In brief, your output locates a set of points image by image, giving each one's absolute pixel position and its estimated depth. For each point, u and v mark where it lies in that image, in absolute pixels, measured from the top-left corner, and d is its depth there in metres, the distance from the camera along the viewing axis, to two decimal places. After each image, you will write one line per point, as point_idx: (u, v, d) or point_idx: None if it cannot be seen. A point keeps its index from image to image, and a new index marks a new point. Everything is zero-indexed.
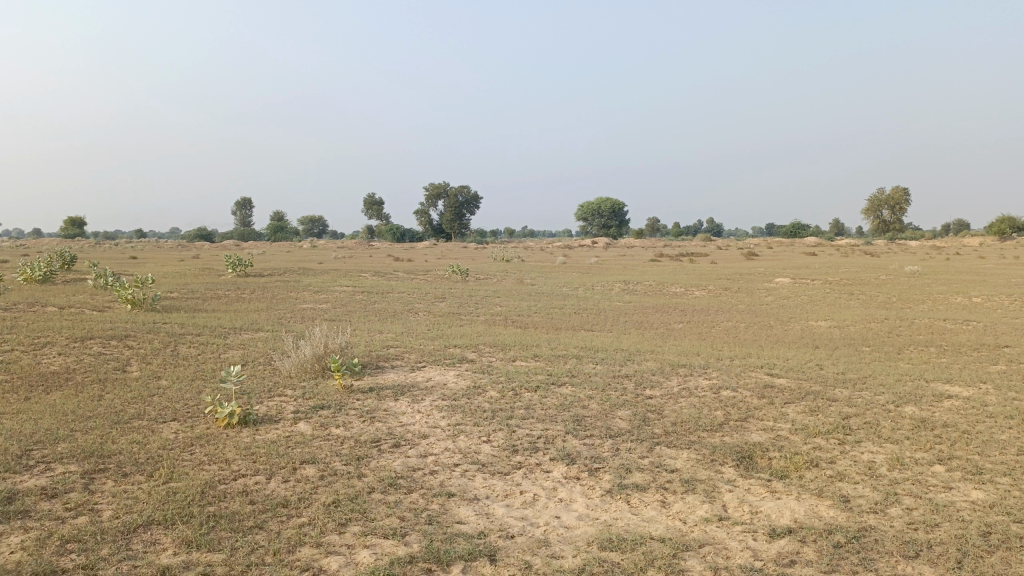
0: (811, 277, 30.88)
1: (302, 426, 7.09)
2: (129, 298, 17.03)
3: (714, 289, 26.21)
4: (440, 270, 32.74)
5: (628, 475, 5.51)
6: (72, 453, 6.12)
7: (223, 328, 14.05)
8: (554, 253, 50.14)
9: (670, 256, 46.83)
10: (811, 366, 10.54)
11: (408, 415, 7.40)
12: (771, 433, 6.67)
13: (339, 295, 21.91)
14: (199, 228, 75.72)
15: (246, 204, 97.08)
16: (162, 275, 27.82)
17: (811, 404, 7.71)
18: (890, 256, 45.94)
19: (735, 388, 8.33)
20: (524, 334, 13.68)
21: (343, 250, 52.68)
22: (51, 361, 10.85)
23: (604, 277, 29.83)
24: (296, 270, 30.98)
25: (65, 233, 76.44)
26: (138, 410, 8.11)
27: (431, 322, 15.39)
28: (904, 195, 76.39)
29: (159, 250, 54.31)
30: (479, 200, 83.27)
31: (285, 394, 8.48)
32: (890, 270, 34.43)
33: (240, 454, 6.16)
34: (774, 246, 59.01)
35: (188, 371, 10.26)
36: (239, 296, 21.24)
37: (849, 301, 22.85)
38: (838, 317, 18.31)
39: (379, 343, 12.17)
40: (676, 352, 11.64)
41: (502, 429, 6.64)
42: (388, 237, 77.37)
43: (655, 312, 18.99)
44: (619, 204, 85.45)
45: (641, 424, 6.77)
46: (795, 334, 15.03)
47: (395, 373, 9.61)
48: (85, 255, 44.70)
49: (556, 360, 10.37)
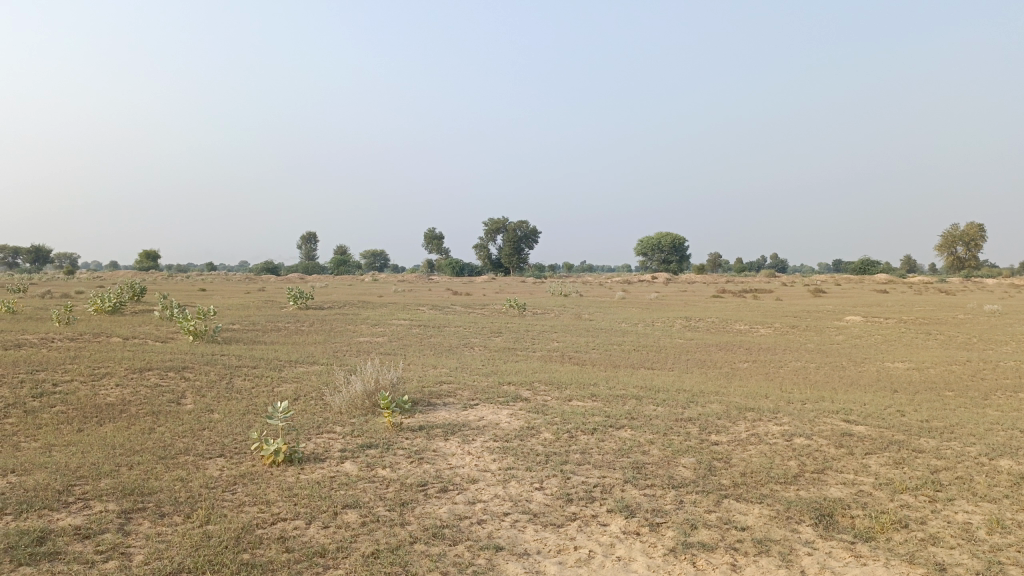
0: (884, 316, 29.58)
1: (348, 467, 6.81)
2: (191, 329, 17.23)
3: (781, 326, 25.25)
4: (498, 304, 32.59)
5: (694, 532, 5.03)
6: (113, 490, 5.96)
7: (279, 361, 14.00)
8: (614, 288, 49.64)
9: (733, 292, 45.79)
10: (891, 412, 9.81)
11: (458, 457, 7.06)
12: (851, 488, 6.08)
13: (396, 329, 21.82)
14: (265, 262, 77.67)
15: (311, 238, 99.32)
16: (226, 307, 28.35)
17: (894, 455, 7.08)
18: (966, 294, 43.85)
19: (809, 435, 7.74)
20: (582, 371, 13.24)
21: (403, 284, 53.09)
22: (109, 393, 10.91)
23: (665, 313, 29.18)
24: (356, 303, 31.28)
25: (139, 266, 79.30)
26: (186, 444, 7.98)
27: (486, 357, 15.06)
28: (980, 231, 73.29)
29: (227, 282, 55.80)
30: (539, 236, 83.29)
31: (334, 432, 8.24)
32: (969, 309, 32.80)
33: (281, 495, 5.90)
34: (841, 283, 57.26)
35: (241, 405, 10.16)
36: (298, 329, 21.37)
37: (926, 341, 21.70)
38: (916, 359, 17.30)
39: (432, 378, 11.89)
40: (742, 394, 11.02)
41: (557, 475, 6.23)
42: (449, 271, 77.94)
43: (719, 351, 18.31)
44: (680, 239, 84.27)
45: (706, 474, 6.26)
46: (870, 376, 14.19)
47: (447, 411, 9.29)
48: (156, 286, 46.17)
49: (616, 401, 9.90)
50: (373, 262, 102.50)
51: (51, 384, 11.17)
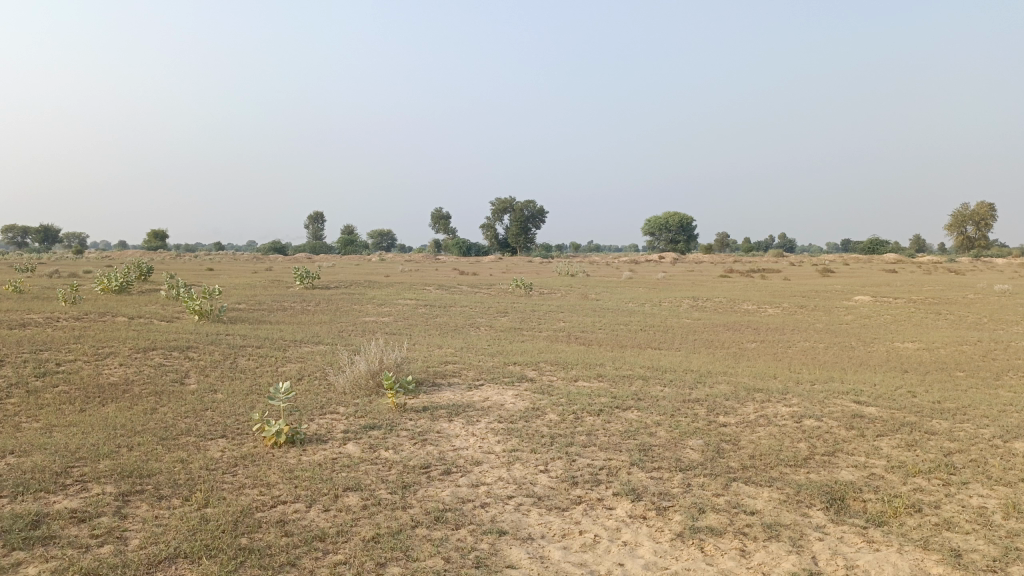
0: (893, 295, 29.35)
1: (350, 448, 6.71)
2: (197, 308, 17.16)
3: (789, 306, 25.06)
4: (504, 283, 32.48)
5: (702, 517, 4.92)
6: (112, 471, 5.89)
7: (283, 341, 13.93)
8: (620, 267, 49.49)
9: (740, 271, 45.55)
10: (903, 393, 9.66)
11: (462, 438, 6.95)
12: (863, 471, 5.95)
13: (402, 309, 21.73)
14: (272, 242, 77.74)
15: (318, 218, 99.33)
16: (232, 287, 28.34)
17: (906, 437, 6.95)
18: (977, 274, 43.45)
19: (819, 417, 7.60)
20: (588, 351, 13.13)
21: (410, 263, 53.10)
22: (112, 373, 10.84)
23: (672, 293, 29.03)
24: (362, 282, 31.25)
25: (147, 245, 79.42)
26: (188, 425, 7.90)
27: (492, 337, 14.94)
28: (990, 210, 72.64)
29: (234, 261, 55.87)
30: (546, 215, 83.02)
31: (337, 412, 8.15)
32: (979, 288, 32.50)
33: (281, 477, 5.81)
34: (849, 262, 56.95)
35: (244, 385, 10.09)
36: (303, 308, 21.31)
37: (935, 321, 21.50)
38: (926, 339, 17.11)
39: (437, 359, 11.78)
40: (751, 375, 10.88)
41: (562, 457, 6.12)
42: (454, 251, 77.74)
43: (727, 331, 18.18)
44: (687, 218, 83.83)
45: (715, 457, 6.14)
46: (879, 357, 14.04)
47: (452, 391, 9.19)
48: (162, 266, 46.24)
49: (622, 381, 9.78)
50: (380, 241, 102.48)
51: (55, 363, 11.12)
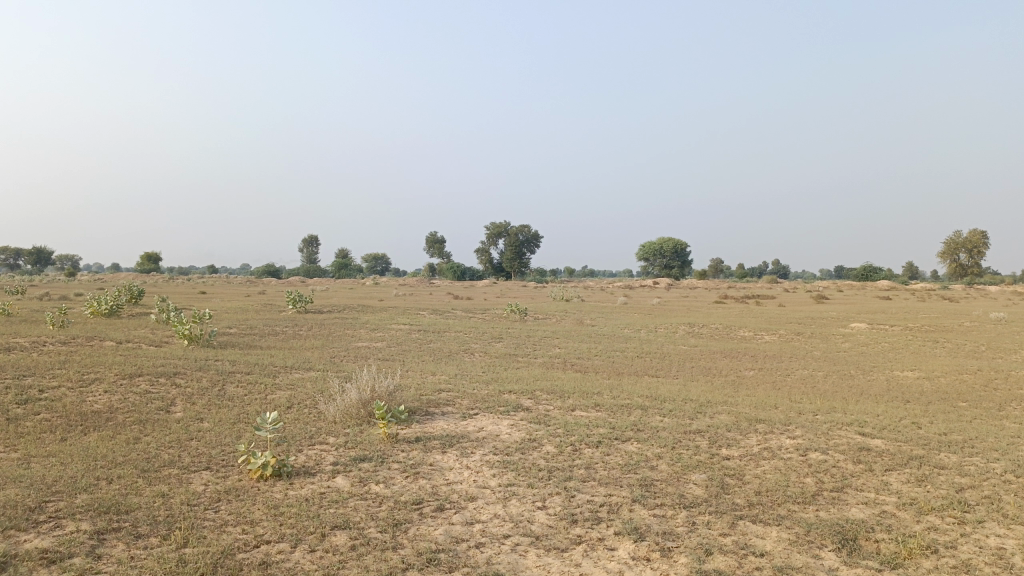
0: (889, 323, 29.21)
1: (339, 481, 6.44)
2: (186, 333, 16.86)
3: (786, 333, 24.87)
4: (498, 308, 32.28)
5: (709, 559, 4.67)
6: (89, 506, 5.62)
7: (274, 367, 13.64)
8: (615, 293, 49.38)
9: (736, 297, 45.39)
10: (908, 425, 9.43)
11: (456, 472, 6.69)
12: (873, 509, 5.71)
13: (396, 334, 21.46)
14: (266, 265, 77.48)
15: (313, 241, 99.16)
16: (224, 310, 28.03)
17: (916, 471, 6.71)
18: (971, 301, 43.44)
19: (824, 450, 7.37)
20: (585, 379, 12.88)
21: (405, 288, 52.82)
22: (96, 400, 10.54)
23: (668, 319, 28.82)
24: (356, 306, 30.97)
25: (140, 268, 79.05)
26: (171, 456, 7.62)
27: (486, 364, 14.69)
28: (982, 238, 72.91)
29: (227, 285, 55.52)
30: (540, 240, 83.03)
31: (326, 443, 7.88)
32: (975, 316, 32.41)
33: (266, 514, 5.54)
34: (843, 289, 56.99)
35: (232, 413, 9.81)
36: (296, 333, 21.01)
37: (934, 349, 21.32)
38: (926, 367, 16.90)
39: (430, 386, 11.52)
40: (751, 405, 10.64)
41: (561, 493, 5.87)
42: (448, 275, 77.68)
43: (724, 358, 17.96)
44: (681, 244, 83.94)
45: (719, 493, 5.90)
46: (879, 386, 13.82)
47: (446, 421, 8.93)
48: (153, 289, 45.92)
49: (621, 411, 9.52)
50: (374, 265, 102.26)
51: (37, 390, 10.82)
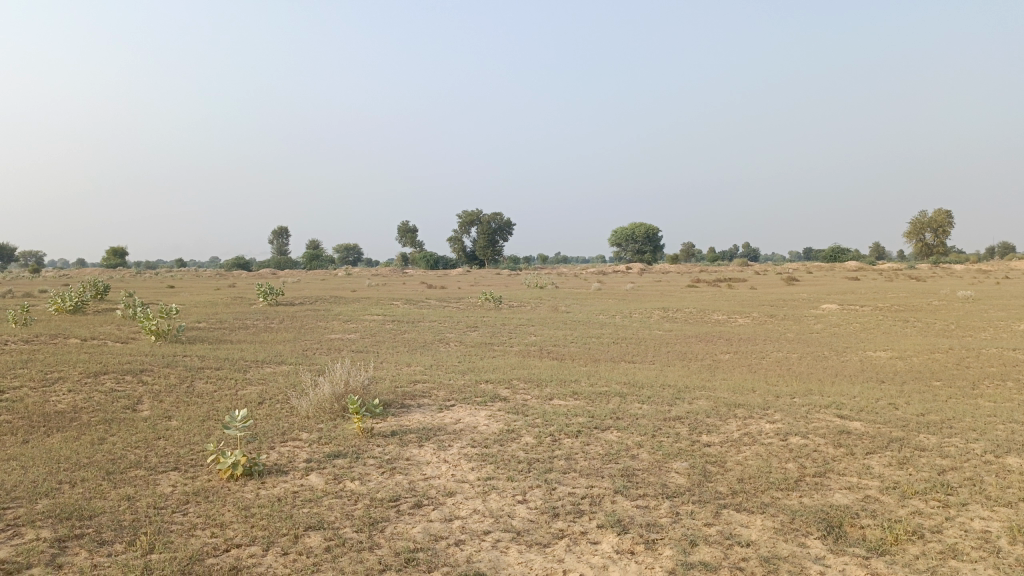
0: (860, 303, 29.55)
1: (313, 479, 6.26)
2: (153, 328, 16.47)
3: (759, 316, 25.01)
4: (473, 297, 32.09)
5: (694, 550, 4.57)
6: (49, 513, 5.37)
7: (244, 361, 13.35)
8: (589, 279, 49.41)
9: (708, 281, 45.62)
10: (885, 406, 9.45)
11: (433, 466, 6.54)
12: (857, 494, 5.65)
13: (369, 325, 21.20)
14: (236, 257, 76.48)
15: (283, 233, 98.03)
16: (194, 304, 27.54)
17: (897, 454, 6.69)
18: (938, 280, 44.14)
19: (805, 434, 7.33)
20: (562, 367, 12.78)
21: (378, 277, 52.49)
22: (60, 399, 10.22)
23: (642, 304, 28.87)
24: (328, 298, 30.61)
25: (106, 263, 77.64)
26: (138, 457, 7.36)
27: (462, 353, 14.52)
28: (947, 218, 74.11)
29: (196, 279, 54.79)
30: (513, 227, 82.88)
31: (300, 440, 7.68)
32: (943, 295, 32.91)
33: (236, 516, 5.34)
34: (813, 271, 57.53)
35: (201, 410, 9.56)
36: (267, 326, 20.64)
37: (905, 329, 21.55)
38: (898, 347, 17.05)
39: (405, 378, 11.33)
40: (729, 389, 10.60)
41: (541, 485, 5.74)
42: (421, 265, 77.31)
43: (700, 342, 17.98)
44: (653, 229, 84.27)
45: (702, 481, 5.81)
46: (854, 367, 13.90)
47: (422, 413, 8.76)
48: (120, 283, 45.05)
49: (599, 399, 9.41)
50: (346, 255, 101.44)
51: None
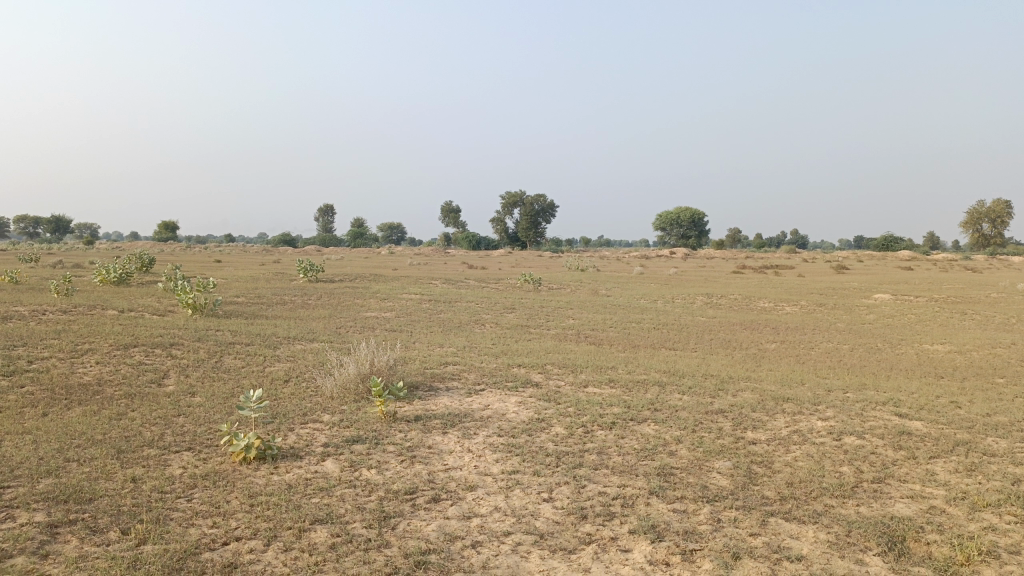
0: (914, 293, 28.32)
1: (328, 466, 5.91)
2: (189, 302, 16.38)
3: (807, 304, 24.09)
4: (512, 278, 31.66)
5: (737, 565, 4.07)
6: (48, 494, 5.10)
7: (276, 338, 13.13)
8: (631, 263, 48.60)
9: (754, 267, 44.46)
10: (946, 404, 8.76)
11: (456, 456, 6.13)
12: (921, 504, 5.07)
13: (405, 304, 20.93)
14: (282, 234, 77.25)
15: (328, 211, 98.62)
16: (235, 279, 27.64)
17: (964, 459, 6.06)
18: (996, 272, 42.31)
19: (860, 434, 6.73)
20: (600, 352, 12.27)
21: (420, 257, 52.39)
22: (87, 371, 10.10)
23: (685, 289, 28.11)
24: (368, 275, 30.57)
25: (157, 237, 79.14)
26: (153, 435, 7.12)
27: (497, 335, 14.13)
28: (1006, 207, 71.18)
29: (242, 253, 55.48)
30: (556, 209, 82.14)
31: (320, 422, 7.35)
32: (1001, 287, 31.41)
33: (241, 505, 5.00)
34: (864, 259, 55.76)
35: (225, 386, 9.33)
36: (304, 303, 20.49)
37: (963, 321, 20.49)
38: (957, 341, 16.12)
39: (436, 359, 10.96)
40: (775, 381, 9.99)
41: (569, 482, 5.28)
42: (463, 246, 77.25)
43: (745, 330, 17.27)
44: (698, 213, 82.68)
45: (747, 484, 5.29)
46: (908, 361, 13.11)
47: (449, 397, 8.37)
48: (167, 256, 45.78)
49: (637, 388, 8.91)
50: (389, 234, 101.77)
51: (26, 361, 10.37)
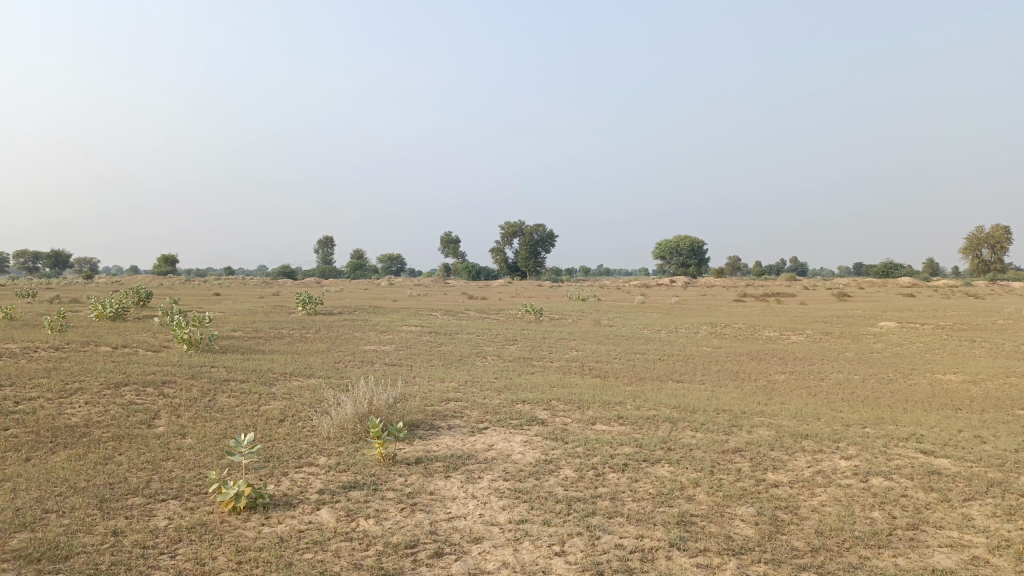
0: (920, 321, 27.98)
1: (324, 516, 5.53)
2: (185, 337, 16.02)
3: (813, 333, 23.71)
4: (513, 309, 31.38)
5: None
6: (20, 552, 4.73)
7: (272, 374, 12.75)
8: (632, 291, 48.32)
9: (756, 295, 44.17)
10: (971, 439, 8.38)
11: (459, 503, 5.76)
12: (961, 554, 4.70)
13: (406, 336, 20.57)
14: (281, 266, 77.04)
15: (328, 242, 98.61)
16: (233, 312, 27.33)
17: (1001, 501, 5.68)
18: (998, 298, 42.02)
19: (887, 474, 6.35)
20: (606, 386, 11.90)
21: (420, 288, 52.10)
22: (74, 412, 9.72)
23: (688, 318, 27.76)
24: (368, 307, 30.20)
25: (157, 271, 78.97)
26: (139, 482, 6.74)
27: (499, 369, 13.75)
28: (1005, 232, 71.11)
29: (241, 287, 55.25)
30: (556, 239, 82.02)
31: (317, 466, 6.98)
32: (1007, 313, 31.10)
33: (228, 562, 4.63)
34: (864, 286, 55.51)
35: (218, 427, 8.96)
36: (302, 337, 20.14)
37: (972, 349, 20.13)
38: (969, 370, 15.73)
39: (437, 395, 10.59)
40: (789, 416, 9.62)
41: (582, 533, 4.91)
42: (463, 276, 77.06)
43: (752, 360, 16.91)
44: (698, 242, 82.50)
45: (773, 533, 4.92)
46: (922, 392, 12.73)
47: (452, 437, 8.00)
48: (167, 291, 45.65)
49: (647, 425, 8.53)
50: (388, 266, 101.69)
51: (12, 401, 9.99)
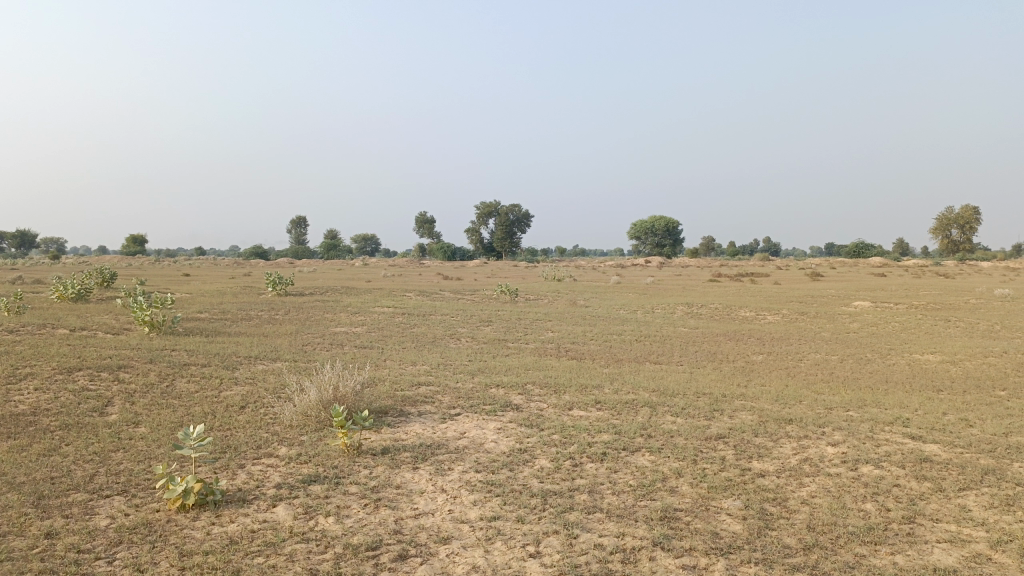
0: (894, 300, 28.07)
1: (280, 514, 5.12)
2: (147, 319, 15.41)
3: (789, 313, 23.62)
4: (488, 289, 31.01)
5: None
6: None
7: (236, 357, 12.24)
8: (608, 272, 48.07)
9: (730, 275, 44.17)
10: (956, 423, 8.15)
11: (427, 497, 5.37)
12: (962, 551, 4.41)
13: (378, 318, 20.10)
14: (254, 246, 75.92)
15: (302, 222, 97.34)
16: (202, 293, 26.66)
17: (997, 491, 5.41)
18: (968, 278, 42.37)
19: (877, 462, 6.07)
20: (583, 369, 11.56)
21: (395, 268, 51.44)
22: (22, 400, 9.16)
23: (665, 298, 27.57)
24: (340, 288, 29.69)
25: (126, 251, 77.46)
26: (84, 476, 6.27)
27: (473, 351, 13.36)
28: (975, 213, 71.85)
29: (211, 267, 54.48)
30: (532, 219, 81.56)
31: (278, 457, 6.55)
32: (979, 293, 31.30)
33: (171, 569, 4.21)
34: (837, 266, 55.86)
35: (176, 415, 8.48)
36: (271, 318, 19.57)
37: (948, 329, 20.11)
38: (946, 350, 15.63)
39: (408, 380, 10.16)
40: (771, 399, 9.35)
41: (558, 532, 4.54)
42: (438, 255, 76.47)
43: (730, 341, 16.68)
44: (673, 222, 82.48)
45: (762, 530, 4.60)
46: (903, 373, 12.55)
47: (422, 425, 7.60)
48: (134, 271, 44.56)
49: (625, 411, 8.19)
50: (363, 246, 100.76)
51: None
